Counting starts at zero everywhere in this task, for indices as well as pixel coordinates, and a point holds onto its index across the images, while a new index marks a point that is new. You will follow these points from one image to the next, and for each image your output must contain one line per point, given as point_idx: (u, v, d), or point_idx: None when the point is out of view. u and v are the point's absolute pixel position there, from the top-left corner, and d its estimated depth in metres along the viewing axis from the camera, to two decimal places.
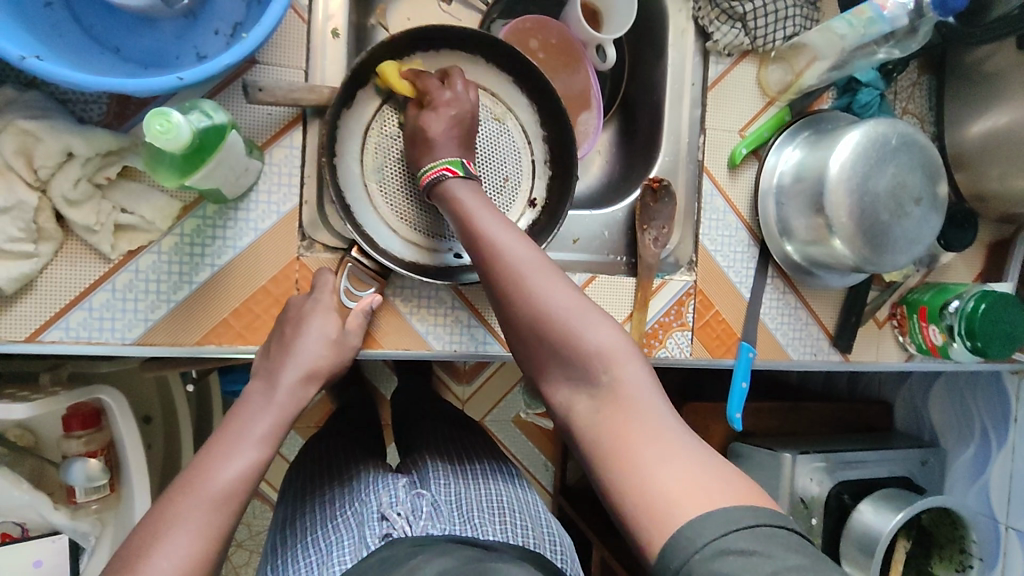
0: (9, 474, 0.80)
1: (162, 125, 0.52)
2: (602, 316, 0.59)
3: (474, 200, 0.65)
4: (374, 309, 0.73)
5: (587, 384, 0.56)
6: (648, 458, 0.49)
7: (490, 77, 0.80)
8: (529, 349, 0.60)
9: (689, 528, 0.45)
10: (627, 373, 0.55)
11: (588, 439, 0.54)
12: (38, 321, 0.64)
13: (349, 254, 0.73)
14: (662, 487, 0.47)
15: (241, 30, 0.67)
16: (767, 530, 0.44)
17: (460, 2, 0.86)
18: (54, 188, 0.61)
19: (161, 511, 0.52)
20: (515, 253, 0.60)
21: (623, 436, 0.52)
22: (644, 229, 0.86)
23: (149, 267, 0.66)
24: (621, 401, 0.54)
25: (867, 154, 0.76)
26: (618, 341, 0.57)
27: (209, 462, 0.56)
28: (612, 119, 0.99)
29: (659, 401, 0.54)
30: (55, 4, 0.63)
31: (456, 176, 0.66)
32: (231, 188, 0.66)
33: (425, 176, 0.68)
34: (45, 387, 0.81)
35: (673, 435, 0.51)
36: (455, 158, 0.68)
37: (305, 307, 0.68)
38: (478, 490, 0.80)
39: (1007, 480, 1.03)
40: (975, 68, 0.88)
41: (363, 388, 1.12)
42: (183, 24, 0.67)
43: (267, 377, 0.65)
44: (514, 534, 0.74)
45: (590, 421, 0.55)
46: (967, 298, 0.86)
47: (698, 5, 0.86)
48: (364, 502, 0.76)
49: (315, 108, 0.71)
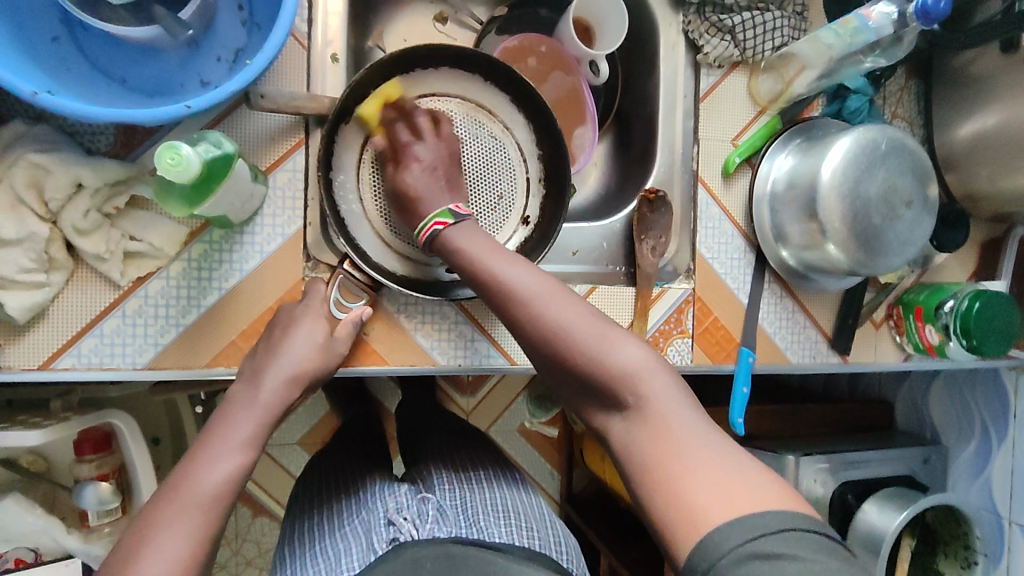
0: (22, 500, 0.81)
1: (173, 158, 0.53)
2: (621, 335, 0.59)
3: (479, 240, 0.65)
4: (363, 320, 0.73)
5: (617, 405, 0.57)
6: (675, 466, 0.51)
7: (489, 97, 0.82)
8: (560, 379, 0.62)
9: (715, 536, 0.46)
10: (652, 387, 0.56)
11: (623, 456, 0.56)
12: (51, 349, 0.65)
13: (341, 267, 0.73)
14: (694, 499, 0.49)
15: (244, 56, 0.69)
16: (793, 535, 0.45)
17: (455, 22, 0.90)
18: (64, 219, 0.63)
19: (157, 514, 0.53)
20: (529, 293, 0.61)
21: (653, 453, 0.53)
22: (641, 239, 0.88)
23: (158, 292, 0.68)
24: (650, 417, 0.55)
25: (858, 161, 0.78)
26: (640, 357, 0.58)
27: (218, 469, 0.57)
28: (606, 131, 1.00)
29: (686, 407, 0.55)
30: (62, 39, 0.65)
31: (448, 227, 0.67)
32: (237, 214, 0.67)
33: (420, 234, 0.69)
34: (57, 414, 0.83)
35: (698, 441, 0.52)
36: (442, 208, 0.69)
37: (295, 311, 0.69)
38: (483, 494, 0.81)
39: (1009, 476, 1.05)
40: (962, 71, 0.89)
41: (368, 403, 1.14)
42: (186, 52, 0.69)
43: (247, 378, 0.65)
44: (520, 536, 0.74)
45: (625, 441, 0.56)
46: (962, 297, 0.88)
47: (688, 19, 0.88)
48: (371, 510, 0.77)
49: (317, 118, 0.73)
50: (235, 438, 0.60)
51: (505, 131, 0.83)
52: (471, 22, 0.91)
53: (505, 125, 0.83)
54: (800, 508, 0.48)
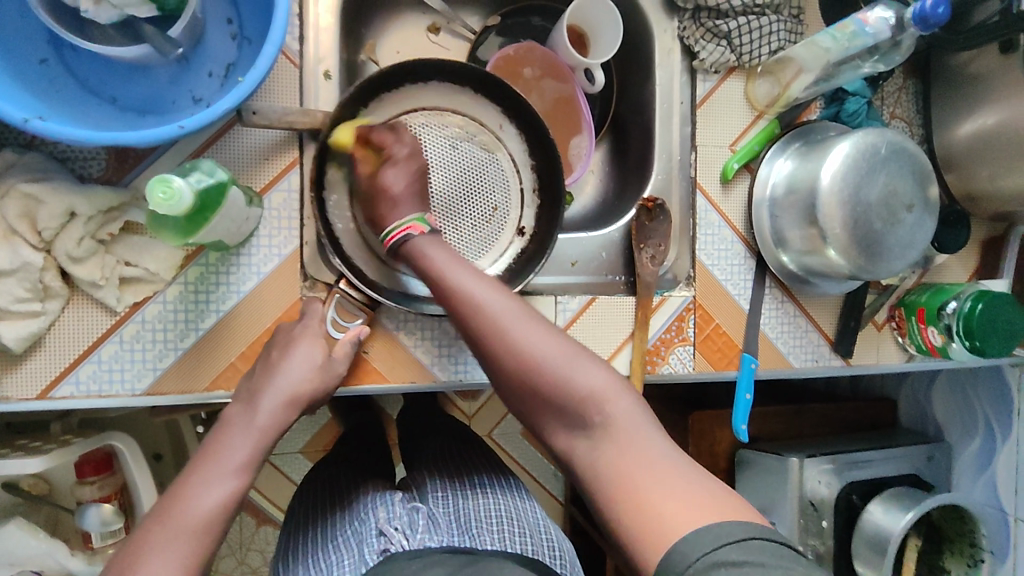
0: (24, 523, 0.81)
1: (164, 192, 0.52)
2: (588, 357, 0.61)
3: (446, 256, 0.64)
4: (361, 339, 0.73)
5: (581, 425, 0.58)
6: (644, 484, 0.52)
7: (480, 110, 0.81)
8: (521, 400, 0.62)
9: (682, 547, 0.47)
10: (618, 409, 0.58)
11: (588, 476, 0.57)
12: (49, 377, 0.64)
13: (337, 286, 0.73)
14: (661, 517, 0.50)
15: (235, 71, 0.68)
16: (758, 542, 0.46)
17: (448, 33, 0.90)
18: (57, 247, 0.62)
19: (162, 547, 0.53)
20: (498, 312, 0.61)
21: (619, 474, 0.54)
22: (640, 248, 0.87)
23: (155, 317, 0.67)
24: (617, 437, 0.56)
25: (859, 165, 0.77)
26: (605, 378, 0.59)
27: (220, 498, 0.56)
28: (603, 138, 0.99)
29: (651, 429, 0.57)
30: (51, 61, 0.65)
31: (422, 232, 0.66)
32: (233, 237, 0.66)
33: (387, 236, 0.67)
34: (57, 437, 0.82)
35: (663, 461, 0.54)
36: (418, 214, 0.68)
37: (294, 331, 0.68)
38: (475, 502, 0.81)
39: (1014, 472, 1.07)
40: (960, 70, 0.88)
41: (371, 412, 1.14)
42: (176, 68, 0.68)
43: (243, 401, 0.65)
44: (512, 542, 0.74)
45: (589, 462, 0.57)
46: (965, 298, 0.87)
47: (683, 24, 0.87)
48: (362, 522, 0.77)
49: (311, 131, 0.72)
50: (236, 466, 0.59)
51: (489, 138, 0.82)
52: (464, 32, 0.90)
53: (488, 134, 0.82)
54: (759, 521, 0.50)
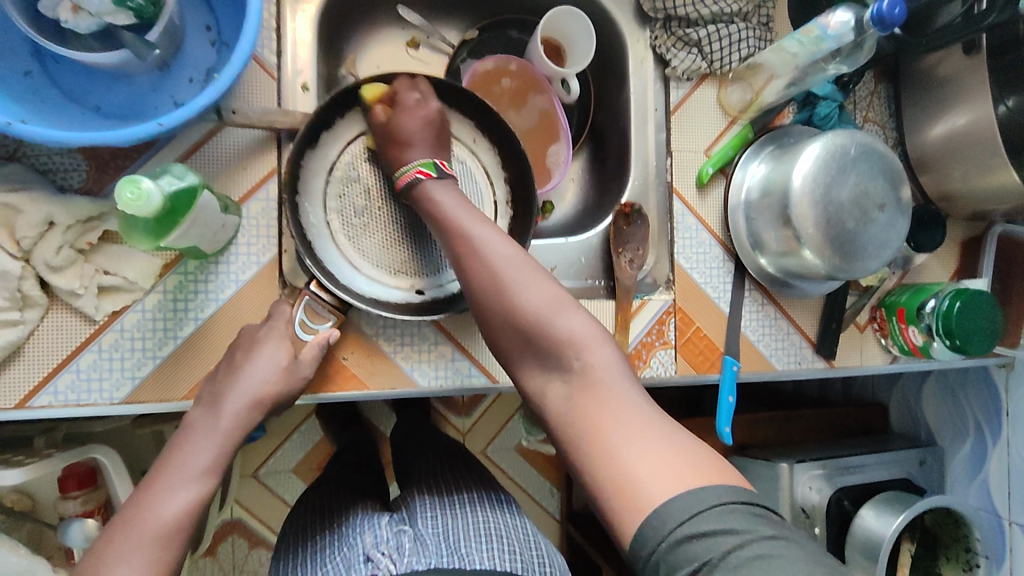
0: (6, 540, 0.79)
1: (133, 193, 0.53)
2: (576, 307, 0.62)
3: (454, 202, 0.68)
4: (330, 342, 0.72)
5: (560, 368, 0.59)
6: (617, 433, 0.52)
7: (454, 122, 0.83)
8: (506, 342, 0.64)
9: (655, 518, 0.47)
10: (597, 356, 0.58)
11: (561, 419, 0.58)
12: (28, 387, 0.65)
13: (307, 287, 0.73)
14: (633, 467, 0.50)
15: (214, 75, 0.71)
16: (729, 509, 0.47)
17: (427, 47, 0.93)
18: (37, 256, 0.64)
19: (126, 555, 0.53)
20: (495, 255, 0.63)
21: (592, 416, 0.55)
22: (619, 252, 0.89)
23: (134, 326, 0.68)
24: (590, 383, 0.56)
25: (828, 166, 0.78)
26: (589, 329, 0.60)
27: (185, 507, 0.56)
28: (582, 148, 1.02)
29: (628, 382, 0.57)
30: (34, 73, 0.66)
31: (430, 177, 0.69)
32: (210, 244, 0.67)
33: (399, 179, 0.71)
34: (40, 450, 0.82)
35: (636, 411, 0.54)
36: (427, 160, 0.71)
37: (259, 331, 0.69)
38: (466, 519, 0.81)
39: (1005, 473, 1.03)
40: (929, 73, 0.90)
41: (361, 425, 1.14)
42: (156, 75, 0.70)
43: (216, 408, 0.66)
44: (501, 560, 0.74)
45: (563, 405, 0.58)
46: (943, 297, 0.88)
47: (655, 34, 0.90)
48: (350, 546, 0.77)
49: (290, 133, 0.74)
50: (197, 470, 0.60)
51: (464, 152, 0.83)
52: (443, 46, 0.93)
53: (463, 147, 0.83)
54: (732, 481, 0.49)
